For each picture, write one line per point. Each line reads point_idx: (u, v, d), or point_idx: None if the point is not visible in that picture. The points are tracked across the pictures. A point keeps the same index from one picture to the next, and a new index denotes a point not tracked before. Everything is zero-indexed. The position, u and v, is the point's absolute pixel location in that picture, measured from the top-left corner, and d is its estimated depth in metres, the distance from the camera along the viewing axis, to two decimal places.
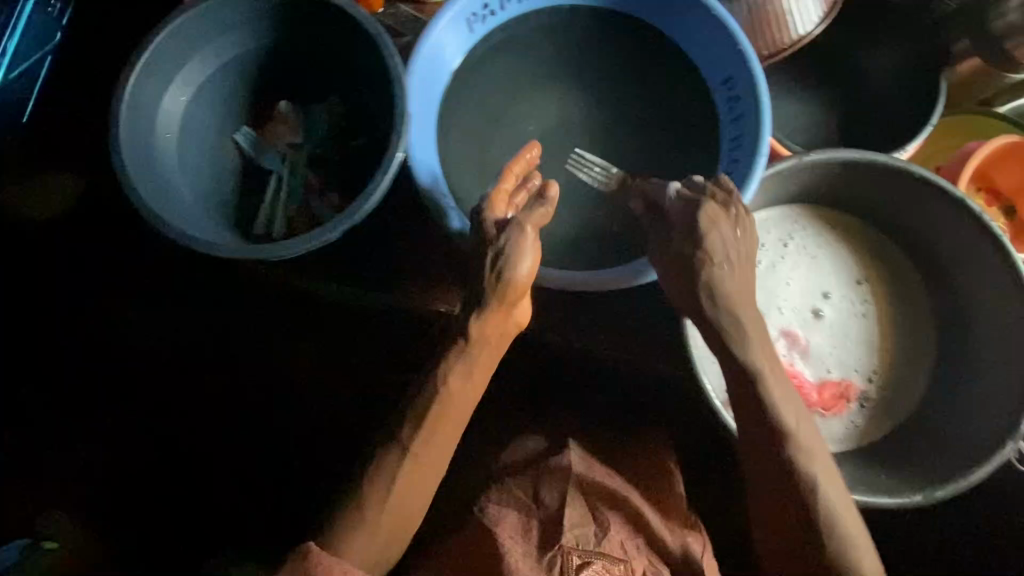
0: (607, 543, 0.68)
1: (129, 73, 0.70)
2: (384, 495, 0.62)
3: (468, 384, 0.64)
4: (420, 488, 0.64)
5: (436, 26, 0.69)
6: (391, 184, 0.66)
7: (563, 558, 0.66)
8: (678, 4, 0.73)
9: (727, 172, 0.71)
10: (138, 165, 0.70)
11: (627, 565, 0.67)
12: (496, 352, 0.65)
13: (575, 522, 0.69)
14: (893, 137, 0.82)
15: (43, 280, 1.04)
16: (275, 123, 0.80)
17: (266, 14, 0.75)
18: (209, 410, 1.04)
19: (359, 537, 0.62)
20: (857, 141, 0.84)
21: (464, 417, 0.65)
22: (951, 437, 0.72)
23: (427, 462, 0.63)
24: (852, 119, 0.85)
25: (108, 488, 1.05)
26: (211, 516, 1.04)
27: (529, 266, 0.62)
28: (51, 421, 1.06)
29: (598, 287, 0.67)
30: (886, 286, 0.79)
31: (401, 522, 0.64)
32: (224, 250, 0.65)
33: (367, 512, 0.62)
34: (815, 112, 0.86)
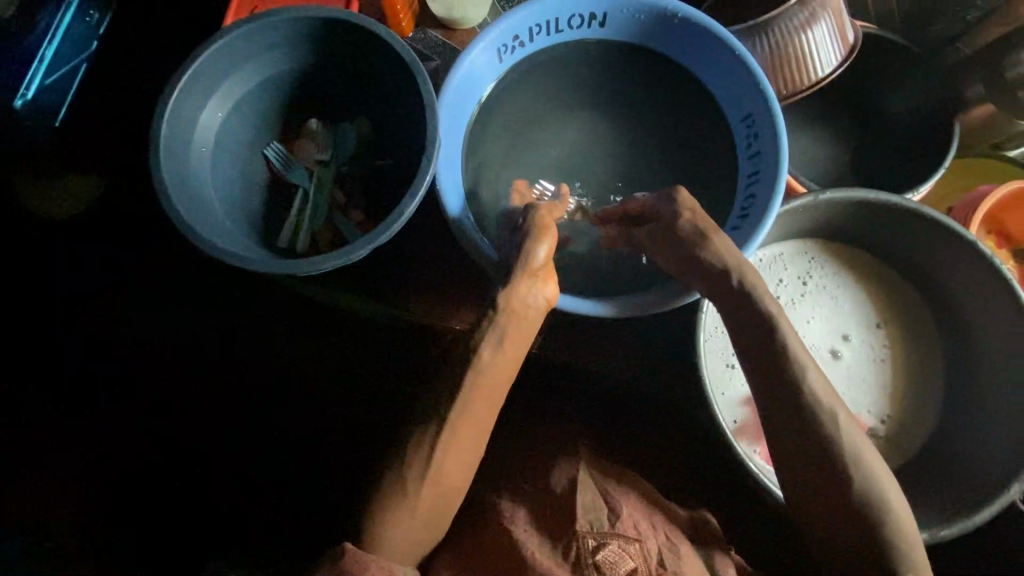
0: (622, 524, 0.65)
1: (171, 87, 0.70)
2: (426, 467, 0.61)
3: (500, 361, 0.62)
4: (459, 460, 0.62)
5: (468, 56, 0.72)
6: (419, 207, 0.67)
7: (578, 542, 0.62)
8: (701, 44, 0.74)
9: (744, 207, 0.72)
10: (176, 177, 0.70)
11: (641, 545, 0.63)
12: (530, 332, 0.64)
13: (588, 503, 0.66)
14: (906, 175, 0.84)
15: (42, 279, 1.08)
16: (304, 139, 0.83)
17: (304, 36, 0.76)
18: (208, 413, 1.04)
19: (403, 512, 0.60)
20: (867, 178, 0.86)
21: (497, 396, 0.63)
22: (954, 476, 0.73)
23: (465, 432, 0.62)
24: (862, 155, 0.88)
25: (107, 488, 1.04)
26: (210, 516, 1.02)
27: (547, 247, 0.64)
28: (50, 419, 1.05)
29: (648, 310, 0.69)
30: (901, 330, 0.81)
31: (444, 498, 0.62)
32: (257, 264, 0.67)
33: (409, 484, 0.60)
34: (826, 147, 0.89)
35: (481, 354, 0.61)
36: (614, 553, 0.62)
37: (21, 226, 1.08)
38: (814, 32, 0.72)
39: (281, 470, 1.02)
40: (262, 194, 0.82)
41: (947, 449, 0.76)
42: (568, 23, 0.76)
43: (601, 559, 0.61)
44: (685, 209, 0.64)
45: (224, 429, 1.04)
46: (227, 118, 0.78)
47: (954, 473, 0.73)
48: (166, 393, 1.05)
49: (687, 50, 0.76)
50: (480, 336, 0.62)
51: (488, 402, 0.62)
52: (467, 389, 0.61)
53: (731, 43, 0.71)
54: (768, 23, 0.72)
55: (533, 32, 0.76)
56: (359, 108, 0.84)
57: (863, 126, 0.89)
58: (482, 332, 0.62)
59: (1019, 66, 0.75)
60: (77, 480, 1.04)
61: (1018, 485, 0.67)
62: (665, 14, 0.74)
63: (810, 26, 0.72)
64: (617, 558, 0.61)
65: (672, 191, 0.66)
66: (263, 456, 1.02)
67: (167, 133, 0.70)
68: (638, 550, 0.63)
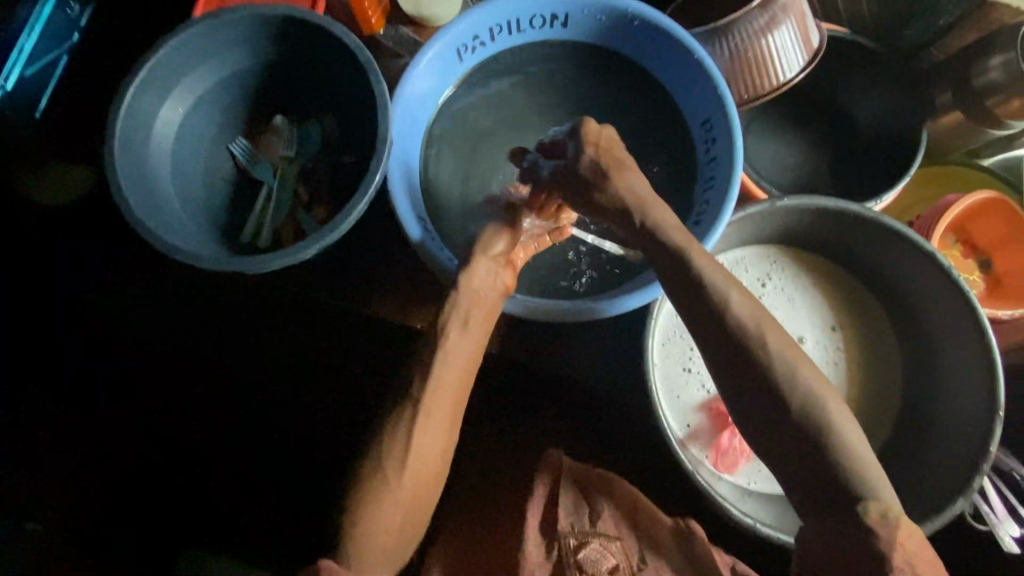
0: (602, 523, 0.67)
1: (129, 83, 0.72)
2: (403, 455, 0.59)
3: (467, 340, 0.64)
4: (432, 448, 0.60)
5: (424, 55, 0.72)
6: (368, 207, 0.68)
7: (560, 542, 0.65)
8: (663, 45, 0.74)
9: (700, 212, 0.71)
10: (131, 171, 0.72)
11: (622, 544, 0.66)
12: (491, 318, 0.67)
13: (569, 506, 0.68)
14: (875, 180, 0.83)
15: (43, 278, 1.02)
16: (269, 136, 0.83)
17: (266, 32, 0.77)
18: (209, 412, 1.02)
19: (386, 506, 0.58)
20: (839, 183, 0.85)
21: (466, 378, 0.64)
22: (911, 486, 0.72)
23: (441, 409, 0.61)
24: (836, 161, 0.86)
25: (106, 488, 1.02)
26: (211, 516, 1.01)
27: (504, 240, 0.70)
28: (40, 419, 1.03)
29: (626, 305, 0.70)
30: (858, 334, 0.80)
31: (427, 488, 0.60)
32: (206, 261, 0.68)
33: (390, 476, 0.59)
34: (798, 151, 0.88)
35: (447, 335, 0.63)
36: (596, 551, 0.64)
37: (19, 224, 1.02)
38: (777, 36, 0.72)
39: (281, 470, 1.01)
40: (226, 189, 0.82)
41: (907, 461, 0.75)
42: (530, 23, 0.76)
43: (583, 557, 0.63)
44: (588, 143, 0.62)
45: (224, 429, 1.02)
46: (190, 114, 0.79)
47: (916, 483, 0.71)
48: (164, 394, 1.02)
49: (648, 51, 0.76)
50: (445, 318, 0.64)
51: (460, 382, 0.63)
52: (435, 370, 0.62)
53: (690, 46, 0.70)
54: (729, 26, 0.71)
55: (494, 32, 0.76)
56: (325, 104, 0.83)
57: (839, 131, 0.87)
58: (448, 315, 0.64)
59: (986, 74, 0.74)
60: (73, 479, 1.02)
61: (967, 497, 0.66)
62: (625, 16, 0.73)
63: (773, 30, 0.71)
64: (599, 556, 0.63)
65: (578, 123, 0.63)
66: (264, 456, 1.01)
67: (124, 128, 0.71)
68: (620, 549, 0.65)
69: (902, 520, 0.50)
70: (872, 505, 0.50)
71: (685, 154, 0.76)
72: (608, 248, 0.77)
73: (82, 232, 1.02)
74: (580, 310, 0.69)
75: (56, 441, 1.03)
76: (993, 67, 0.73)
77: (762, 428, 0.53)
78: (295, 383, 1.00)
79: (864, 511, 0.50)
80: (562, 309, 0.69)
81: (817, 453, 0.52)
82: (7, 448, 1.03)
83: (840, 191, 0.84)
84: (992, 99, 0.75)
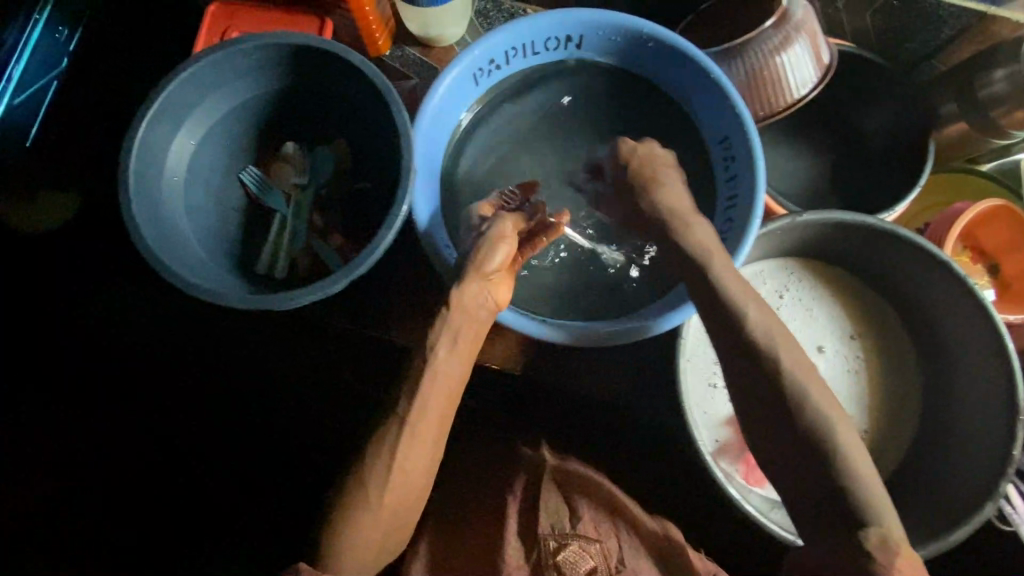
0: (582, 525, 0.70)
1: (139, 117, 0.69)
2: (386, 472, 0.62)
3: (455, 359, 0.65)
4: (415, 466, 0.63)
5: (442, 81, 0.71)
6: (395, 240, 0.67)
7: (540, 544, 0.68)
8: (677, 66, 0.74)
9: (722, 230, 0.72)
10: (146, 210, 0.70)
11: (601, 545, 0.69)
12: (480, 335, 0.66)
13: (550, 508, 0.71)
14: (878, 186, 0.87)
15: (43, 280, 1.05)
16: (280, 164, 0.81)
17: (276, 62, 0.75)
18: (208, 415, 1.05)
19: (366, 518, 0.62)
20: (842, 189, 0.88)
21: (449, 397, 0.64)
22: (932, 493, 0.74)
23: (426, 430, 0.63)
24: (839, 165, 0.89)
25: (108, 487, 1.06)
26: (211, 515, 1.05)
27: (504, 254, 0.65)
28: (49, 420, 1.06)
29: (645, 328, 0.70)
30: (875, 341, 0.82)
31: (407, 503, 0.64)
32: (231, 301, 0.66)
33: (370, 492, 0.62)
34: (806, 156, 0.90)
35: (436, 354, 0.63)
36: (575, 553, 0.67)
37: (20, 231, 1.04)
38: (790, 54, 0.72)
39: (281, 470, 1.04)
40: (240, 219, 0.80)
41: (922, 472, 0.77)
42: (545, 45, 0.76)
43: (562, 559, 0.67)
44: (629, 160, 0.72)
45: (224, 430, 1.05)
46: (200, 146, 0.77)
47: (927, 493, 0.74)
48: (165, 396, 1.05)
49: (663, 71, 0.76)
50: (434, 335, 0.64)
51: (444, 402, 0.64)
52: (423, 394, 0.63)
53: (708, 67, 0.70)
54: (745, 45, 0.73)
55: (509, 55, 0.75)
56: (336, 129, 0.82)
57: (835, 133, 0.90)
58: (437, 332, 0.64)
59: (990, 86, 0.77)
60: (79, 479, 1.06)
61: (994, 502, 0.67)
62: (640, 36, 0.73)
63: (786, 48, 0.72)
64: (576, 558, 0.67)
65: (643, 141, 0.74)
66: (263, 456, 1.05)
67: (137, 164, 0.70)
68: (598, 550, 0.68)
69: (902, 550, 0.50)
70: (873, 531, 0.51)
71: (703, 171, 0.77)
72: (631, 275, 0.78)
73: (81, 238, 1.03)
74: (593, 335, 0.69)
75: (61, 439, 1.06)
76: (998, 79, 0.76)
77: (770, 443, 0.56)
78: (299, 392, 1.03)
79: (863, 535, 0.51)
80: (577, 336, 0.70)
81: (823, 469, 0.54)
82: (7, 448, 1.06)
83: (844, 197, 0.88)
84: (998, 109, 0.77)
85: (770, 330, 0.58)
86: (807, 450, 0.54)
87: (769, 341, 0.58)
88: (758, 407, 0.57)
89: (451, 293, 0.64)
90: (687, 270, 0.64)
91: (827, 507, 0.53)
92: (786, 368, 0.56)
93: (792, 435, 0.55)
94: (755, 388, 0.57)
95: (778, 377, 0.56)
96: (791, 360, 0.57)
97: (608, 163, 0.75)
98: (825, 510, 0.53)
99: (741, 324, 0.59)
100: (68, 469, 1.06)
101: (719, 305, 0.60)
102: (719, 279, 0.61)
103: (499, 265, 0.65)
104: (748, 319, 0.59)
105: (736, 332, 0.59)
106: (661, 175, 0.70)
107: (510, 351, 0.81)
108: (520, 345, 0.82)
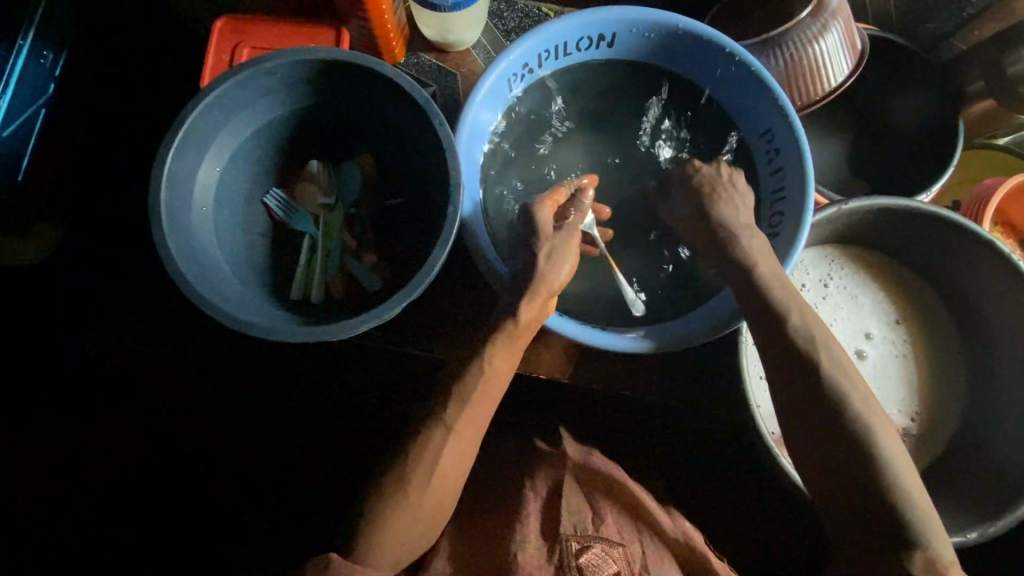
0: (605, 528, 0.67)
1: (166, 148, 0.66)
2: (429, 471, 0.61)
3: (505, 365, 0.64)
4: (455, 466, 0.62)
5: (479, 90, 0.70)
6: (449, 256, 0.65)
7: (562, 545, 0.65)
8: (711, 60, 0.74)
9: (773, 224, 0.72)
10: (180, 243, 0.66)
11: (625, 549, 0.65)
12: (529, 338, 0.66)
13: (572, 507, 0.68)
14: (904, 161, 0.89)
15: (42, 278, 1.02)
16: (306, 183, 0.78)
17: (302, 79, 0.72)
18: (208, 414, 1.01)
19: (404, 519, 0.61)
20: (865, 165, 0.91)
21: (494, 399, 0.64)
22: (985, 469, 0.75)
23: (467, 431, 0.63)
24: (860, 144, 0.91)
25: (107, 488, 1.02)
26: (211, 516, 1.01)
27: (569, 269, 0.65)
28: (51, 420, 1.02)
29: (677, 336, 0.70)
30: (916, 322, 0.83)
31: (443, 506, 0.63)
32: (280, 335, 0.63)
33: (410, 492, 0.61)
34: (822, 135, 0.93)
35: (490, 361, 0.62)
36: (598, 556, 0.64)
37: None
38: (826, 41, 0.72)
39: (282, 470, 1.01)
40: (269, 245, 0.77)
41: (969, 451, 0.78)
42: (577, 45, 0.75)
43: (584, 562, 0.64)
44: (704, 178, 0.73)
45: (223, 430, 1.01)
46: (227, 171, 0.74)
47: (984, 472, 0.75)
48: (167, 396, 1.01)
49: (694, 66, 0.76)
50: (490, 347, 0.63)
51: (487, 407, 0.63)
52: (471, 400, 0.62)
53: (747, 60, 0.70)
54: (781, 37, 0.72)
55: (541, 58, 0.75)
56: (362, 143, 0.80)
57: (848, 104, 0.92)
58: (495, 345, 0.63)
59: (1018, 63, 0.79)
60: (81, 480, 1.02)
61: None
62: (674, 32, 0.73)
63: (822, 36, 0.72)
64: (599, 561, 0.63)
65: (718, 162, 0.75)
66: (264, 456, 1.01)
67: (168, 198, 0.66)
68: (621, 554, 0.65)
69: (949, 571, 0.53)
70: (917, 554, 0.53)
71: (743, 162, 0.77)
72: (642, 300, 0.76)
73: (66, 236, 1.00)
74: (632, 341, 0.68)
75: (61, 440, 1.02)
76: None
77: (825, 469, 0.58)
78: (312, 400, 0.99)
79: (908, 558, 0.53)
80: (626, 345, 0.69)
81: (875, 496, 0.56)
82: (7, 448, 1.02)
83: (865, 173, 0.90)
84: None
85: (828, 357, 0.59)
86: (862, 478, 0.56)
87: (827, 373, 0.59)
88: (812, 433, 0.59)
89: (518, 312, 0.62)
90: (751, 289, 0.64)
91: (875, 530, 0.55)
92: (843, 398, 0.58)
93: (847, 464, 0.57)
94: (813, 414, 0.59)
95: (838, 405, 0.58)
96: (853, 392, 0.58)
97: (677, 173, 0.76)
98: (874, 523, 0.56)
99: (804, 350, 0.60)
100: (68, 468, 1.02)
101: (781, 328, 0.61)
102: (784, 303, 0.62)
103: (560, 284, 0.65)
104: (811, 346, 0.60)
105: (794, 356, 0.60)
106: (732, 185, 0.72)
107: (557, 358, 0.77)
108: (568, 350, 0.77)
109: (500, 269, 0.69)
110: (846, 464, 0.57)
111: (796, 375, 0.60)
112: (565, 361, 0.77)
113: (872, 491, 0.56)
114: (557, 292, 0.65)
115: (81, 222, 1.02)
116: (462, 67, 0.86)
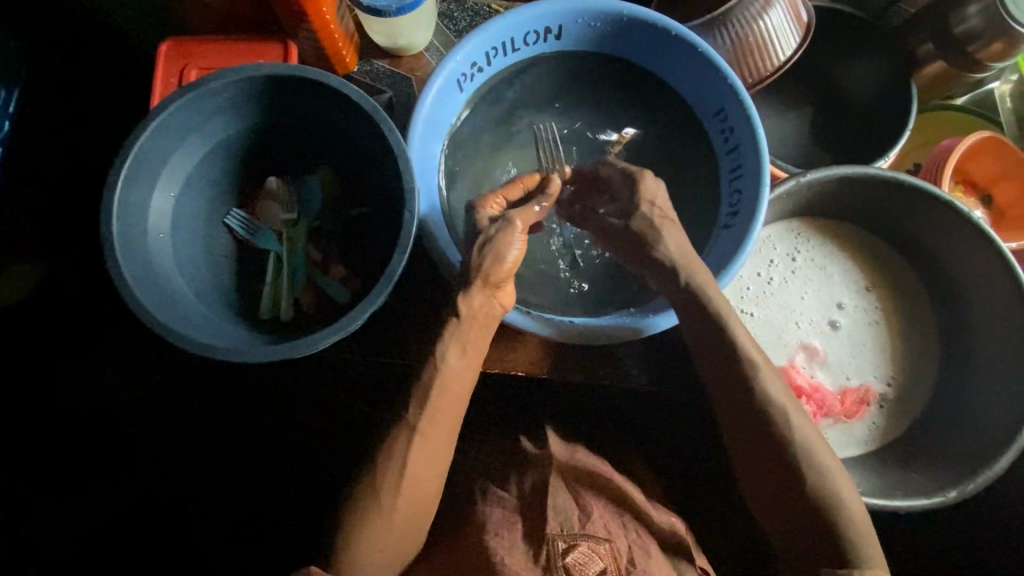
0: (592, 525, 0.67)
1: (115, 177, 0.66)
2: (401, 474, 0.62)
3: (468, 363, 0.65)
4: (428, 464, 0.63)
5: (428, 93, 0.71)
6: (409, 261, 0.65)
7: (549, 546, 0.65)
8: (661, 44, 0.74)
9: (733, 204, 0.73)
10: (139, 271, 0.66)
11: (612, 545, 0.66)
12: (489, 336, 0.66)
13: (558, 506, 0.68)
14: (864, 127, 0.91)
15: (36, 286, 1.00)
16: (265, 200, 0.78)
17: (250, 97, 0.72)
18: (205, 417, 1.00)
19: (384, 523, 0.62)
20: (826, 131, 0.93)
21: (464, 399, 0.66)
22: (966, 425, 0.75)
23: (439, 433, 0.64)
24: (826, 111, 0.94)
25: (115, 491, 1.02)
26: (215, 514, 1.01)
27: (517, 254, 0.64)
28: (52, 425, 1.01)
29: (614, 335, 0.68)
30: (887, 289, 0.84)
31: (421, 510, 0.64)
32: (245, 353, 0.63)
33: (385, 496, 0.62)
34: (785, 104, 0.95)
35: (447, 361, 0.64)
36: (584, 555, 0.65)
37: None
38: (771, 17, 0.72)
39: (282, 470, 1.01)
40: (235, 268, 0.77)
41: (946, 413, 0.79)
42: (525, 41, 0.76)
43: (572, 561, 0.64)
44: (645, 194, 0.69)
45: (223, 432, 1.00)
46: (182, 197, 0.74)
47: (956, 432, 0.76)
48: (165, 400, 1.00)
49: (643, 53, 0.77)
50: (444, 343, 0.64)
51: (456, 406, 0.65)
52: (432, 400, 0.63)
53: (693, 42, 0.71)
54: (726, 15, 0.72)
55: (490, 56, 0.75)
56: (321, 156, 0.79)
57: (808, 70, 0.94)
58: (445, 339, 0.64)
59: (965, 22, 0.79)
60: (88, 486, 1.02)
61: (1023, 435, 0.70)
62: (619, 19, 0.73)
63: (766, 12, 0.72)
64: (586, 560, 0.64)
65: (640, 177, 0.70)
66: (263, 456, 1.01)
67: (121, 230, 0.65)
68: (608, 551, 0.66)
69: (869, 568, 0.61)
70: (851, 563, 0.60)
71: (701, 144, 0.77)
72: (622, 283, 0.77)
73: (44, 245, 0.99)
74: (602, 328, 0.69)
75: (63, 445, 1.02)
76: (972, 15, 0.79)
77: (776, 503, 0.64)
78: (301, 407, 0.98)
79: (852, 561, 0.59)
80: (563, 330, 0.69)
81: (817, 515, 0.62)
82: (9, 453, 1.01)
83: (827, 140, 0.93)
84: (973, 45, 0.80)
85: (786, 409, 0.64)
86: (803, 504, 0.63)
87: (784, 421, 0.64)
88: (764, 463, 0.64)
89: (460, 305, 0.63)
90: (716, 348, 0.66)
91: (821, 550, 0.62)
92: (794, 443, 0.63)
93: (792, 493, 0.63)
94: (752, 426, 0.65)
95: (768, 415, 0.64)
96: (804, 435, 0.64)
97: (620, 184, 0.72)
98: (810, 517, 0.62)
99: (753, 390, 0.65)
100: (75, 471, 1.02)
101: (744, 385, 0.65)
102: (747, 359, 0.65)
103: (510, 266, 0.64)
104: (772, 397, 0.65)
105: (753, 403, 0.65)
106: (671, 217, 0.70)
107: (533, 356, 0.77)
108: (543, 344, 0.77)
109: (453, 261, 0.70)
110: (791, 494, 0.63)
111: (754, 426, 0.65)
112: (539, 354, 0.77)
113: (816, 517, 0.62)
114: (503, 283, 0.65)
115: (77, 227, 1.00)
116: (416, 71, 0.85)
